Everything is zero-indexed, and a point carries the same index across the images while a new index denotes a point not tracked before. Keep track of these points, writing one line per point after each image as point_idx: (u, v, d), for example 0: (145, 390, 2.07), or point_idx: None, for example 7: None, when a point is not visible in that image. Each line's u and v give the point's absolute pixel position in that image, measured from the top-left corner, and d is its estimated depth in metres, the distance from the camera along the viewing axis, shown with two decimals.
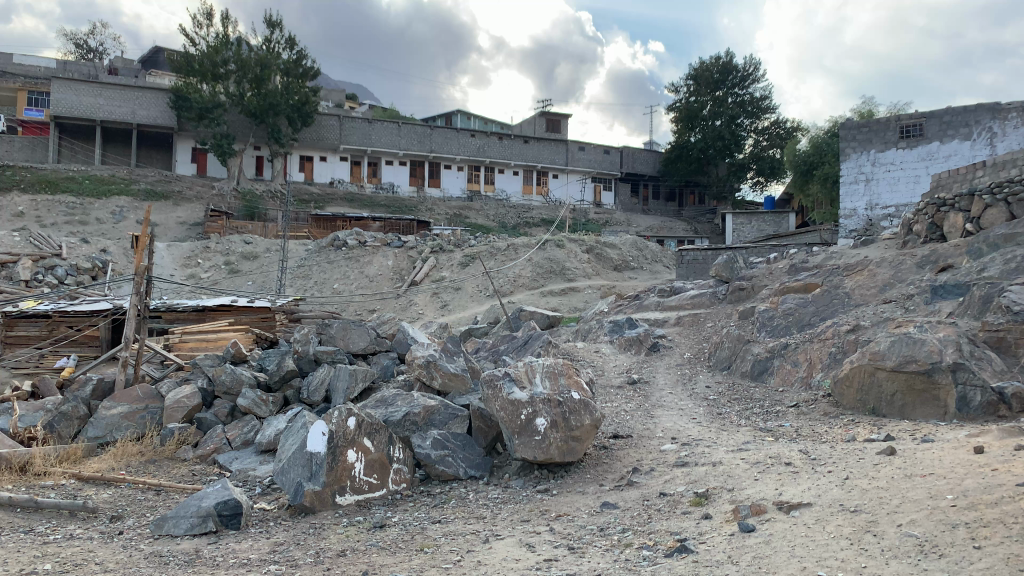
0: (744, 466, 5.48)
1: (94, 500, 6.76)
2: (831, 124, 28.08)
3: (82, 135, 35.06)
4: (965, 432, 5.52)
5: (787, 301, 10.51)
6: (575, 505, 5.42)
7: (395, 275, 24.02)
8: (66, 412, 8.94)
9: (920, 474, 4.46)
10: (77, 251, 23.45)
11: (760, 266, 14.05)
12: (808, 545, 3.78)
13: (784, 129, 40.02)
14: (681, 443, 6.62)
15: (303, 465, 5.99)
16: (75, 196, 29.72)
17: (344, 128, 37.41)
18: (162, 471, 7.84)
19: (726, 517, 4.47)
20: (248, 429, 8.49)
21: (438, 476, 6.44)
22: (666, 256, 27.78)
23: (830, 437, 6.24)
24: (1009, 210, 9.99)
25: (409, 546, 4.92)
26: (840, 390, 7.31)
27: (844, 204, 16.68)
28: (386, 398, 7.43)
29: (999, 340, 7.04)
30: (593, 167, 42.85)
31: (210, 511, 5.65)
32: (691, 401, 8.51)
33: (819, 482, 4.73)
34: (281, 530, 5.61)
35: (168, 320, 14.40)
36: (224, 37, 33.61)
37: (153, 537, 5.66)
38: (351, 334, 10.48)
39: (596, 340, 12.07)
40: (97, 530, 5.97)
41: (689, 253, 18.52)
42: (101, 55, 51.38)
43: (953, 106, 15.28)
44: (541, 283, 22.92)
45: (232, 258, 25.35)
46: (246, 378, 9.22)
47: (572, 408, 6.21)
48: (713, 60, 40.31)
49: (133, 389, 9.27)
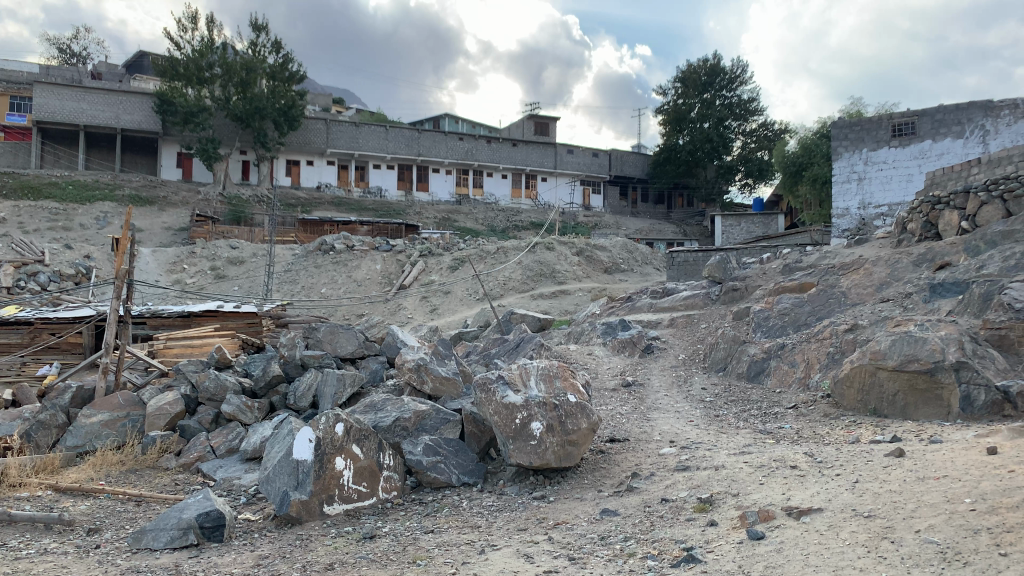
0: (747, 470, 5.28)
1: (69, 512, 6.46)
2: (820, 125, 28.10)
3: (65, 141, 34.53)
4: (974, 432, 5.36)
5: (782, 301, 10.33)
6: (573, 512, 5.21)
7: (384, 279, 23.77)
8: (44, 421, 8.64)
9: (934, 477, 4.29)
10: (59, 257, 22.94)
11: (753, 266, 13.92)
12: (822, 553, 3.59)
13: (771, 131, 40.18)
14: (681, 447, 6.43)
15: (289, 474, 5.73)
16: (58, 202, 29.24)
17: (331, 132, 37.02)
18: (143, 481, 7.56)
19: (732, 524, 4.28)
20: (233, 437, 8.18)
21: (430, 484, 6.22)
22: (656, 258, 27.68)
23: (833, 438, 6.09)
24: (1005, 206, 9.89)
25: (401, 558, 4.69)
26: (840, 390, 7.16)
27: (837, 204, 16.67)
28: (376, 403, 7.18)
29: (1001, 338, 6.90)
30: (582, 170, 42.78)
31: (191, 522, 5.37)
32: (687, 403, 8.34)
33: (828, 486, 4.55)
34: (266, 542, 5.37)
35: (152, 326, 13.98)
36: (209, 40, 33.36)
37: (131, 551, 5.41)
38: (339, 338, 10.27)
39: (589, 342, 11.90)
40: (72, 544, 5.68)
41: (680, 255, 18.38)
42: (85, 60, 50.65)
43: (945, 103, 15.24)
44: (532, 285, 22.74)
45: (218, 264, 24.97)
46: (231, 384, 8.95)
47: (568, 412, 6.00)
48: (701, 62, 40.41)
49: (114, 397, 8.97)
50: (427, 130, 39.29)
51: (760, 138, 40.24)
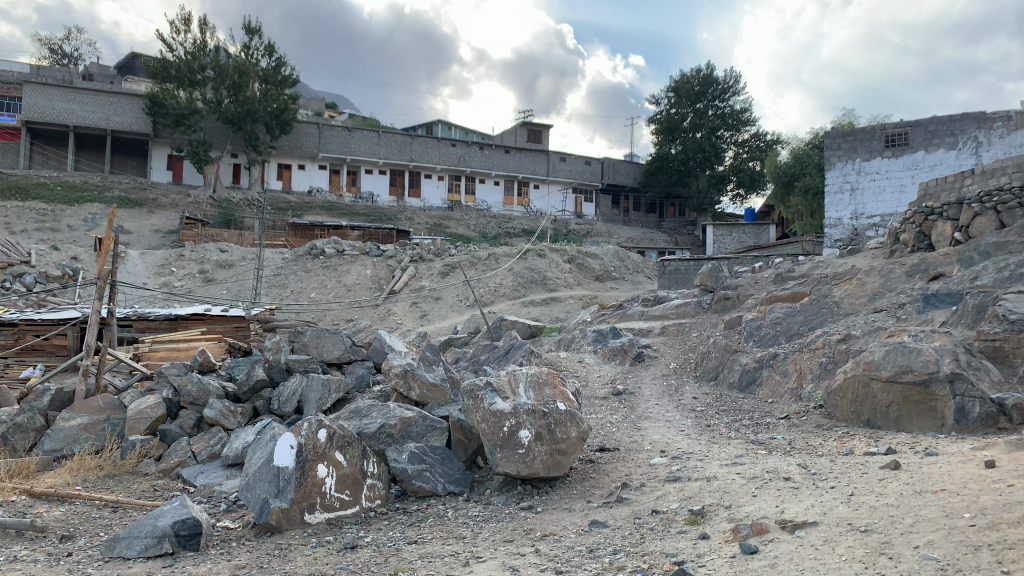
0: (740, 481, 5.16)
1: (43, 517, 6.23)
2: (812, 137, 28.21)
3: (54, 141, 34.17)
4: (970, 445, 5.28)
5: (774, 310, 10.27)
6: (562, 523, 5.07)
7: (374, 284, 23.58)
8: (21, 424, 8.39)
9: (930, 491, 4.19)
10: (46, 258, 22.62)
11: (745, 275, 13.84)
12: (819, 570, 3.46)
13: (763, 142, 40.38)
14: (672, 457, 6.31)
15: (270, 481, 5.55)
16: (45, 203, 28.90)
17: (323, 136, 36.88)
18: (121, 486, 7.35)
19: (724, 537, 4.15)
20: (215, 442, 7.99)
21: (415, 493, 6.05)
22: (647, 266, 27.63)
23: (826, 450, 5.99)
24: (999, 218, 9.91)
25: (383, 569, 4.53)
26: (832, 401, 7.08)
27: (830, 213, 16.71)
28: (361, 409, 7.02)
29: (995, 349, 6.84)
30: (574, 178, 42.76)
31: (166, 531, 5.18)
32: (679, 412, 8.22)
33: (822, 499, 4.43)
34: (244, 551, 5.19)
35: (138, 329, 13.73)
36: (202, 43, 33.15)
37: (103, 560, 5.19)
38: (325, 342, 10.09)
39: (579, 350, 11.77)
40: (43, 552, 5.46)
41: (671, 264, 18.34)
42: (76, 61, 50.24)
43: (938, 115, 15.27)
44: (522, 292, 22.63)
45: (207, 267, 24.73)
46: (214, 388, 8.78)
47: (558, 420, 5.87)
48: (694, 72, 40.51)
49: (94, 400, 8.72)
50: (419, 135, 39.15)
51: (752, 148, 40.43)
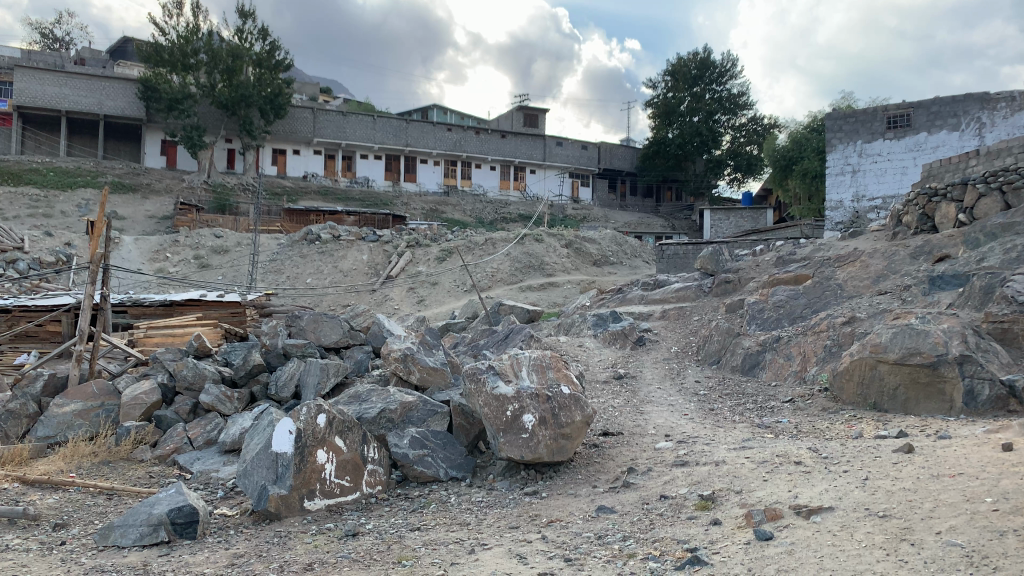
0: (749, 465, 5.05)
1: (36, 506, 6.10)
2: (811, 120, 27.99)
3: (46, 126, 33.73)
4: (983, 428, 5.18)
5: (777, 293, 10.11)
6: (568, 509, 4.96)
7: (370, 269, 23.38)
8: (13, 411, 8.22)
9: (948, 475, 4.08)
10: (40, 245, 22.33)
11: (746, 259, 13.71)
12: (839, 557, 3.36)
13: (760, 126, 40.10)
14: (678, 441, 6.20)
15: (268, 467, 5.42)
16: (38, 188, 28.58)
17: (318, 121, 36.44)
18: (116, 473, 7.22)
19: (737, 523, 4.05)
20: (211, 428, 7.87)
21: (416, 478, 5.94)
22: (645, 250, 27.43)
23: (834, 433, 5.89)
24: (1004, 199, 9.79)
25: (386, 558, 4.40)
26: (838, 384, 6.96)
27: (831, 196, 16.56)
28: (360, 394, 6.89)
29: (1004, 331, 6.73)
30: (571, 162, 42.37)
31: (162, 518, 5.05)
32: (681, 395, 8.13)
33: (835, 483, 4.33)
34: (242, 539, 5.07)
35: (133, 315, 13.54)
36: (194, 27, 32.64)
37: (97, 549, 5.07)
38: (323, 326, 9.95)
39: (579, 334, 11.64)
40: (36, 541, 5.33)
41: (670, 248, 18.21)
42: (68, 45, 49.49)
43: (941, 96, 15.10)
44: (520, 277, 22.46)
45: (202, 253, 24.46)
46: (210, 373, 8.62)
47: (562, 404, 5.74)
48: (691, 55, 40.15)
49: (88, 386, 8.56)
50: (415, 120, 38.72)
51: (749, 132, 40.16)
